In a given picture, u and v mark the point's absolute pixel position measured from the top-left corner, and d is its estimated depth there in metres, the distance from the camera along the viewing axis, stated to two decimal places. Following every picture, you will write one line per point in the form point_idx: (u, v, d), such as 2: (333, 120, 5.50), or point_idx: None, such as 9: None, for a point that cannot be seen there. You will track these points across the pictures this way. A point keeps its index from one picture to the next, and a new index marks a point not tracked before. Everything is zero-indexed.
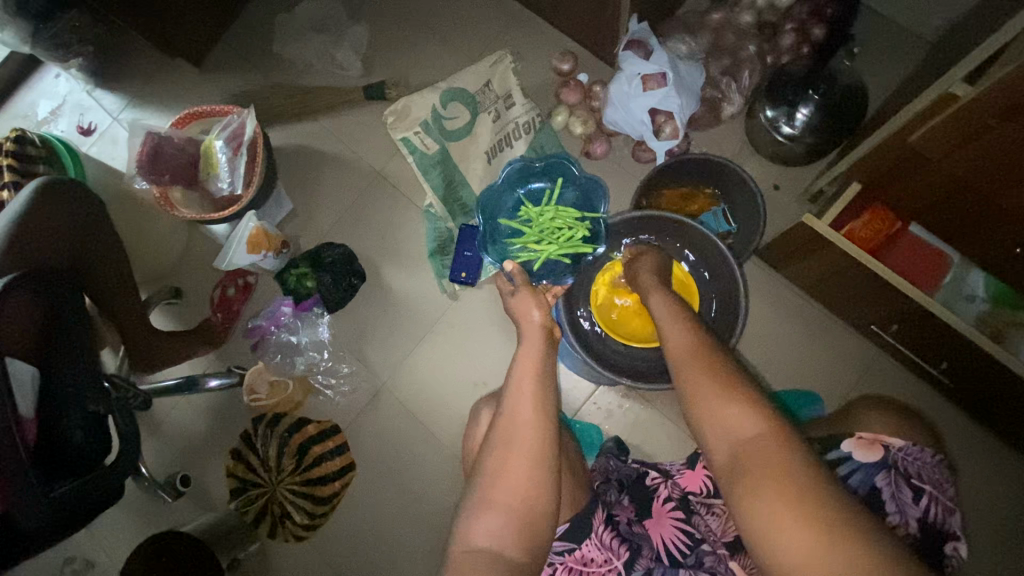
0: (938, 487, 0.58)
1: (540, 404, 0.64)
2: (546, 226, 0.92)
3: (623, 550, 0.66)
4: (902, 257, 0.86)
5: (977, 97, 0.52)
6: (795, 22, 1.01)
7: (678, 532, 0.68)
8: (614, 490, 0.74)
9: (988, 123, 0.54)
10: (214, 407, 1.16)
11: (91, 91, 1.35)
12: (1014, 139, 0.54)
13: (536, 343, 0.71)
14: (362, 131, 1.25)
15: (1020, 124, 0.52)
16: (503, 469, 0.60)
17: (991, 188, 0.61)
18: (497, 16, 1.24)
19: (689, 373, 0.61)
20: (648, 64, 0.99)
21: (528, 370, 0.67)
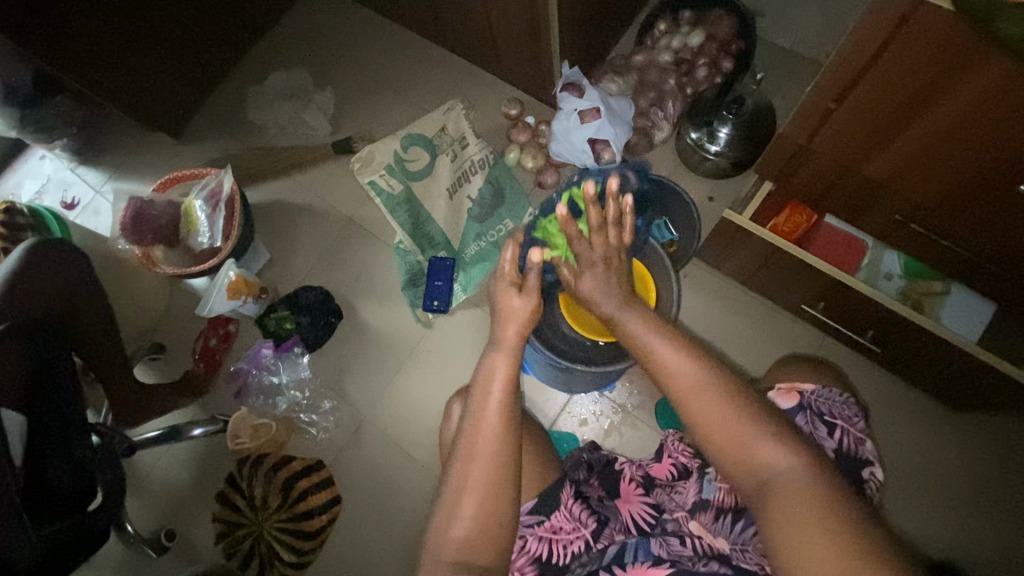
0: (847, 420, 0.66)
1: (505, 402, 0.66)
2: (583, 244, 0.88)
3: (591, 520, 0.72)
4: (824, 245, 0.97)
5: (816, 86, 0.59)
6: (706, 58, 1.17)
7: (644, 506, 0.74)
8: (583, 473, 0.79)
9: (830, 106, 0.60)
10: (198, 456, 1.18)
11: (75, 169, 1.44)
12: (854, 118, 0.60)
13: (509, 347, 0.70)
14: (333, 182, 1.35)
15: (855, 102, 0.58)
16: (472, 452, 0.64)
17: (853, 160, 0.66)
18: (450, 73, 1.38)
19: (715, 412, 0.58)
20: (583, 101, 1.12)
21: (496, 367, 0.69)
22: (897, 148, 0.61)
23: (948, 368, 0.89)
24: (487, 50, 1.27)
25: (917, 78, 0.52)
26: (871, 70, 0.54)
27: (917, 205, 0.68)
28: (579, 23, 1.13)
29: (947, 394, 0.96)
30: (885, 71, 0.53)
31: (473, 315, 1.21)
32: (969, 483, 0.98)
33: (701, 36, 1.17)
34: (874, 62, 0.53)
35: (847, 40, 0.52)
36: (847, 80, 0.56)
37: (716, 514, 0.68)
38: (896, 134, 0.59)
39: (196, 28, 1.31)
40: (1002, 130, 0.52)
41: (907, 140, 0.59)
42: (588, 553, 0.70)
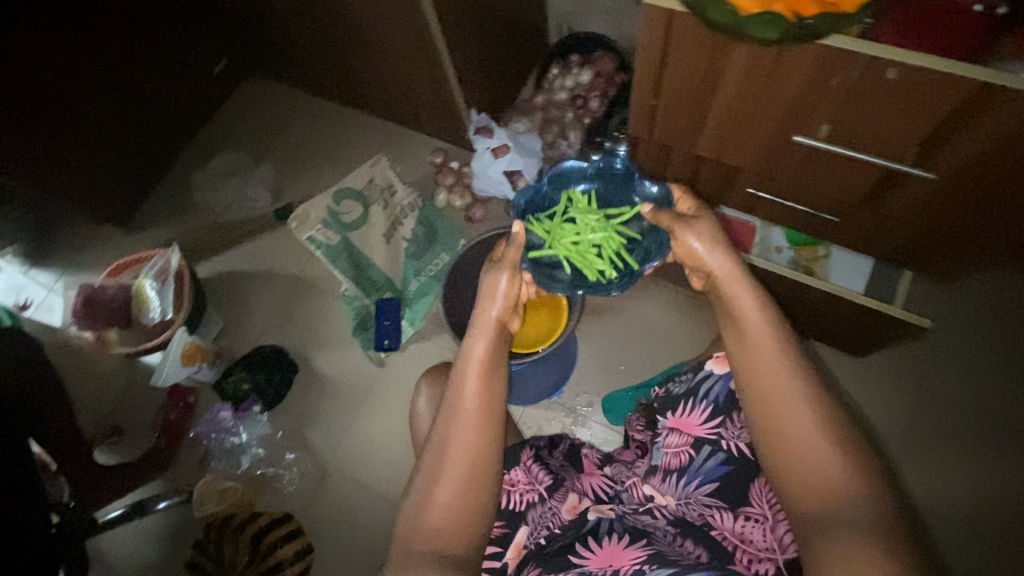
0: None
1: (481, 395, 0.70)
2: (580, 232, 0.90)
3: (546, 477, 0.79)
4: (720, 230, 1.07)
5: (637, 86, 0.73)
6: (597, 91, 1.34)
7: (603, 479, 0.80)
8: (549, 445, 0.84)
9: (652, 103, 0.75)
10: (166, 530, 1.17)
11: (27, 271, 1.49)
12: (674, 107, 0.73)
13: (487, 336, 0.74)
14: (279, 246, 1.44)
15: (668, 95, 0.72)
16: (450, 439, 0.68)
17: (685, 144, 0.79)
18: (378, 134, 1.52)
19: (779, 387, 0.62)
20: (493, 140, 1.26)
21: (473, 363, 0.72)
22: (712, 126, 0.74)
23: (845, 318, 0.99)
24: (406, 111, 1.42)
25: (698, 65, 0.66)
26: (666, 64, 0.68)
27: (762, 176, 0.80)
28: (481, 76, 1.29)
29: (853, 333, 1.10)
30: (675, 64, 0.67)
31: (423, 347, 1.28)
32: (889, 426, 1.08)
33: (589, 73, 1.35)
34: (665, 56, 0.67)
35: (642, 42, 0.67)
36: (652, 75, 0.70)
37: (665, 475, 0.74)
38: (705, 115, 0.73)
39: (139, 128, 1.43)
40: (770, 94, 0.66)
41: (714, 120, 0.73)
42: (542, 505, 0.76)
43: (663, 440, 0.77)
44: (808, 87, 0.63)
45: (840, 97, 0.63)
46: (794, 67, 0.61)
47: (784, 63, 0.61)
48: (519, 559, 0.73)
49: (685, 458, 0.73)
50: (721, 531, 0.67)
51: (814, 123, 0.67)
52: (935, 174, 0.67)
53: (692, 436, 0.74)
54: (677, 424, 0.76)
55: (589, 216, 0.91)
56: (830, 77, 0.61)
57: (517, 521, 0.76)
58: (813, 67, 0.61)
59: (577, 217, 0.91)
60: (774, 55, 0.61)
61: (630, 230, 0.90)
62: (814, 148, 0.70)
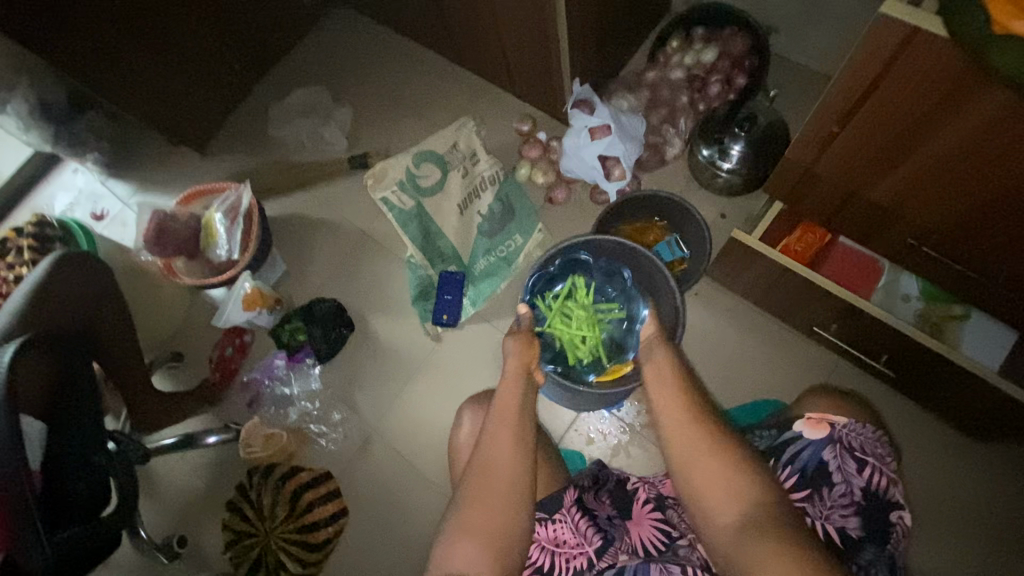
0: (880, 459, 0.68)
1: (516, 439, 0.67)
2: (576, 321, 0.88)
3: (596, 538, 0.72)
4: (838, 267, 0.95)
5: (819, 111, 0.59)
6: (719, 75, 1.17)
7: (656, 531, 0.72)
8: (594, 488, 0.77)
9: (832, 131, 0.61)
10: (211, 464, 1.20)
11: (105, 181, 1.50)
12: (860, 140, 0.60)
13: (516, 382, 0.70)
14: (347, 196, 1.38)
15: (858, 126, 0.58)
16: (481, 495, 0.64)
17: (856, 182, 0.66)
18: (465, 89, 1.41)
19: (710, 471, 0.61)
20: (593, 118, 1.13)
21: (506, 405, 0.69)
22: (904, 170, 0.60)
23: (973, 399, 0.85)
24: (499, 68, 1.30)
25: (916, 105, 0.52)
26: (873, 92, 0.54)
27: (940, 233, 0.65)
28: (590, 41, 1.14)
29: (958, 416, 0.93)
30: (884, 97, 0.54)
31: (482, 329, 1.22)
32: (988, 519, 0.95)
33: (714, 53, 1.17)
34: (877, 83, 0.53)
35: (850, 63, 0.53)
36: (843, 107, 0.57)
37: None
38: (899, 156, 0.59)
39: (223, 50, 1.37)
40: (1008, 156, 0.51)
41: (912, 164, 0.59)
42: (591, 570, 0.71)
43: None
44: None
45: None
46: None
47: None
48: None
49: None
50: None
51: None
52: None
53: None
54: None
55: (583, 300, 0.90)
56: None
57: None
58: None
59: (576, 308, 0.89)
60: None
61: (613, 329, 0.90)
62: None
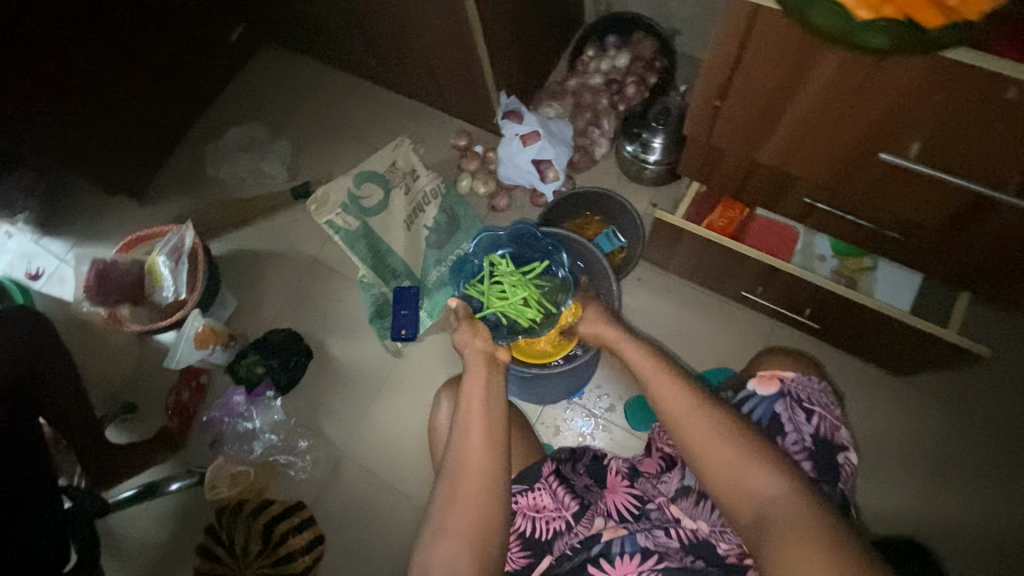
0: (825, 407, 0.72)
1: (485, 426, 0.69)
2: (507, 291, 0.91)
3: (574, 503, 0.76)
4: (759, 236, 1.02)
5: (702, 86, 0.67)
6: (634, 77, 1.26)
7: (629, 496, 0.76)
8: (571, 460, 0.82)
9: (716, 104, 0.68)
10: (176, 512, 1.16)
11: (38, 239, 1.46)
12: (739, 110, 0.67)
13: (479, 372, 0.74)
14: (295, 225, 1.40)
15: (735, 96, 0.66)
16: (463, 468, 0.67)
17: (746, 149, 0.73)
18: (400, 113, 1.46)
19: (695, 425, 0.64)
20: (523, 126, 1.20)
21: (472, 395, 0.72)
22: (780, 132, 0.67)
23: (889, 338, 0.94)
24: (430, 90, 1.36)
25: (773, 75, 0.60)
26: (740, 63, 0.61)
27: (825, 187, 0.73)
28: (511, 56, 1.22)
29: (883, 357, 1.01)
30: (747, 70, 0.62)
31: (442, 339, 1.25)
32: (925, 451, 1.03)
33: (627, 56, 1.27)
34: (741, 55, 0.60)
35: (716, 41, 0.61)
36: (721, 80, 0.65)
37: (697, 498, 0.71)
38: (774, 121, 0.66)
39: (151, 97, 1.37)
40: (856, 109, 0.59)
41: (786, 126, 0.66)
42: (568, 532, 0.74)
43: None
44: (909, 104, 0.56)
45: (945, 113, 0.55)
46: (879, 85, 0.55)
47: (877, 75, 0.54)
48: None
49: None
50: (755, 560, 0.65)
51: (903, 142, 0.60)
52: None
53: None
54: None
55: (507, 267, 0.93)
56: (933, 92, 0.53)
57: (542, 550, 0.74)
58: (918, 82, 0.53)
59: (504, 278, 0.92)
60: (869, 68, 0.54)
61: (548, 279, 0.95)
62: (900, 167, 0.63)
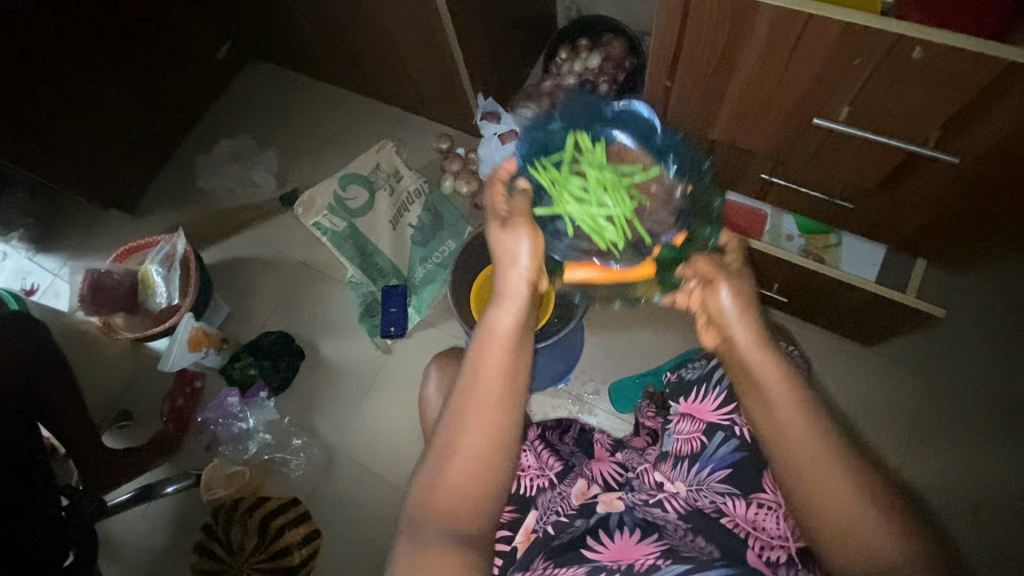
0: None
1: (509, 365, 0.61)
2: (589, 190, 0.69)
3: (557, 463, 0.79)
4: (733, 216, 1.01)
5: (653, 68, 0.74)
6: (606, 76, 1.32)
7: (614, 465, 0.79)
8: (558, 431, 0.86)
9: (667, 84, 0.75)
10: (173, 515, 1.18)
11: (33, 256, 1.49)
12: (687, 88, 0.74)
13: (516, 303, 0.64)
14: (284, 232, 1.43)
15: (682, 74, 0.73)
16: (467, 417, 0.60)
17: (700, 125, 0.80)
18: (384, 119, 1.51)
19: (813, 456, 0.55)
20: (501, 125, 1.25)
21: (497, 335, 0.63)
22: (727, 106, 0.74)
23: (855, 309, 0.98)
24: (411, 96, 1.41)
25: (710, 48, 0.67)
26: (681, 43, 0.68)
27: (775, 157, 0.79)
28: (487, 59, 1.27)
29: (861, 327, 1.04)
30: (689, 48, 0.68)
31: (431, 334, 1.28)
32: (894, 421, 1.07)
33: (599, 57, 1.33)
34: (680, 34, 0.67)
35: (656, 25, 0.68)
36: (668, 59, 0.72)
37: (675, 462, 0.74)
38: (721, 95, 0.73)
39: (140, 112, 1.41)
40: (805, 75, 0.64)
41: (731, 99, 0.73)
42: (551, 490, 0.76)
43: (675, 427, 0.77)
44: (836, 64, 0.61)
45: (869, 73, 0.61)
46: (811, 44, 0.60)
47: (809, 34, 0.60)
48: (528, 543, 0.70)
49: (697, 445, 0.73)
50: (733, 519, 0.65)
51: (833, 106, 0.66)
52: (961, 156, 0.65)
53: (703, 423, 0.74)
54: (689, 410, 0.76)
55: (597, 155, 0.71)
56: (856, 56, 0.60)
57: (527, 505, 0.75)
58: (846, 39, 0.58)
59: (590, 170, 0.70)
60: (796, 30, 0.60)
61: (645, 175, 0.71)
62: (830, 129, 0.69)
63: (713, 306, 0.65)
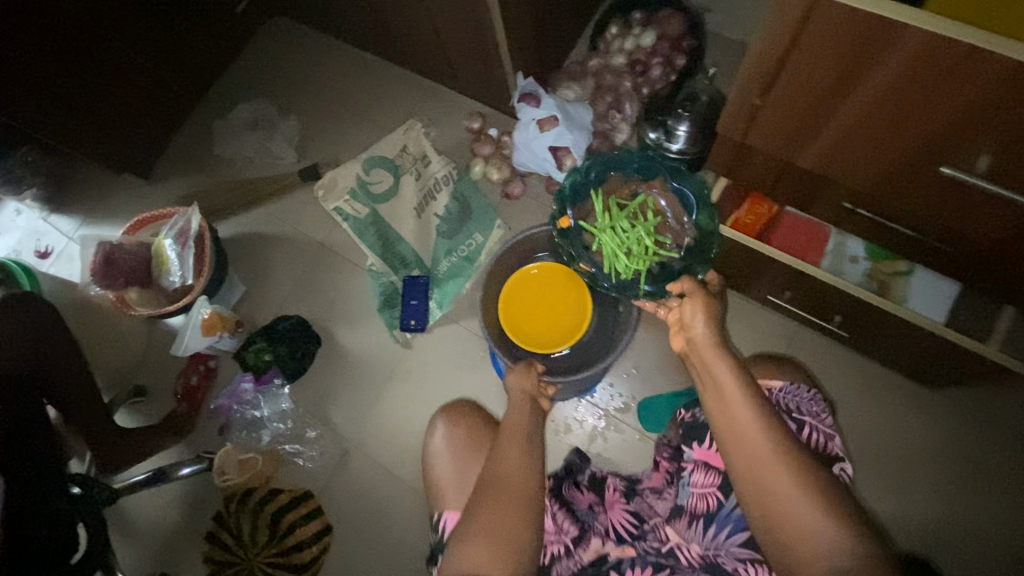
0: (818, 418, 0.74)
1: (522, 448, 0.71)
2: (628, 233, 0.90)
3: (571, 526, 0.74)
4: (788, 234, 0.95)
5: (739, 87, 0.63)
6: (660, 57, 1.19)
7: (626, 516, 0.74)
8: (568, 479, 0.80)
9: (755, 103, 0.64)
10: (186, 497, 1.17)
11: (47, 217, 1.45)
12: (778, 110, 0.63)
13: (522, 408, 0.77)
14: (302, 209, 1.36)
15: (776, 95, 0.62)
16: (493, 477, 0.67)
17: (783, 148, 0.69)
18: (413, 91, 1.40)
19: (757, 443, 0.61)
20: (540, 110, 1.14)
21: (514, 425, 0.74)
22: (823, 132, 0.63)
23: (920, 351, 0.91)
24: (444, 68, 1.30)
25: (822, 77, 0.56)
26: (783, 64, 0.57)
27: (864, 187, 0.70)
28: (529, 33, 1.14)
29: (901, 363, 0.99)
30: (794, 71, 0.57)
31: (453, 330, 1.21)
32: (940, 462, 1.01)
33: (653, 35, 1.20)
34: (784, 56, 0.56)
35: (757, 45, 0.57)
36: (765, 80, 0.60)
37: (691, 520, 0.68)
38: (818, 122, 0.62)
39: (153, 70, 1.31)
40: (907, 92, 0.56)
41: (831, 126, 0.62)
42: (567, 558, 0.72)
43: (689, 477, 0.71)
44: (971, 111, 0.52)
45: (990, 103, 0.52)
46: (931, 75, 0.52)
47: (958, 73, 0.49)
48: None
49: (712, 503, 0.68)
50: None
51: (968, 151, 0.56)
52: None
53: (720, 476, 0.68)
54: (703, 458, 0.71)
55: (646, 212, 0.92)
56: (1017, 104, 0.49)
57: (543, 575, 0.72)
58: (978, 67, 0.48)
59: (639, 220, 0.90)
60: (933, 67, 0.49)
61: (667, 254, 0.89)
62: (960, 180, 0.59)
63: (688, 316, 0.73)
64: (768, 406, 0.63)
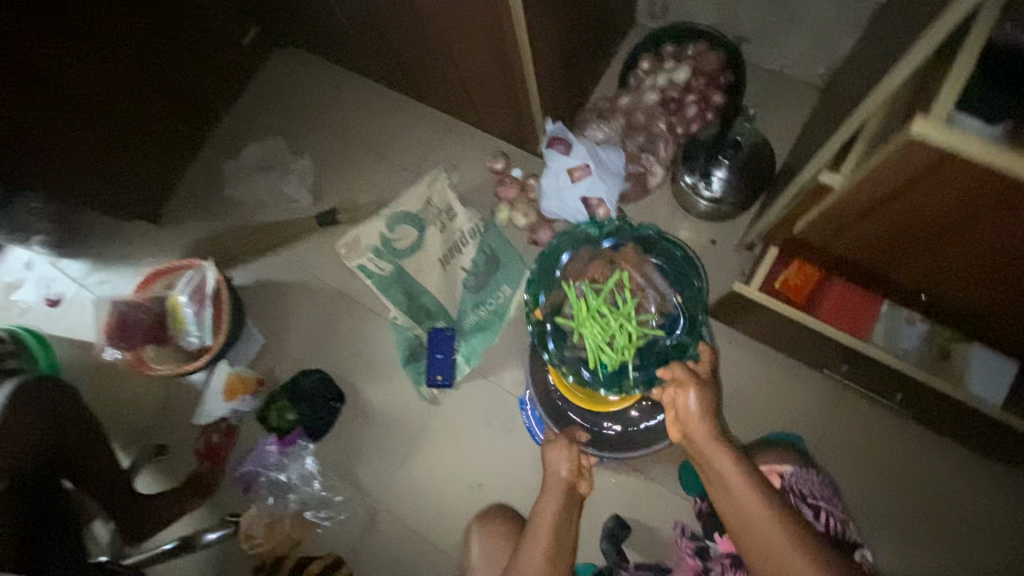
0: (828, 501, 0.80)
1: (550, 548, 0.72)
2: (607, 322, 0.87)
3: None
4: (834, 304, 0.89)
5: (853, 181, 0.62)
6: (696, 95, 1.12)
7: None
8: None
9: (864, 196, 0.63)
10: (213, 564, 1.14)
11: (56, 262, 1.41)
12: (891, 206, 0.63)
13: (554, 493, 0.76)
14: (319, 255, 1.31)
15: (894, 197, 0.61)
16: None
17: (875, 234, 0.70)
18: (432, 126, 1.34)
19: (772, 537, 0.62)
20: (571, 159, 1.07)
21: (545, 519, 0.74)
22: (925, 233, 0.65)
23: (979, 425, 0.89)
24: (464, 105, 1.23)
25: (953, 196, 0.56)
26: (917, 178, 0.57)
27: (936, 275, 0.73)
28: (557, 73, 1.07)
29: (959, 427, 0.95)
30: (926, 186, 0.57)
31: (482, 386, 1.17)
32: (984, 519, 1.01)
33: (687, 70, 1.12)
34: (923, 173, 0.55)
35: (892, 155, 0.55)
36: (895, 183, 0.59)
37: None
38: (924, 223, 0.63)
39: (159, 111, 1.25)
40: (956, 224, 0.61)
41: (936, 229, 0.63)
42: None
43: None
44: None
45: (993, 216, 0.56)
46: (937, 185, 0.56)
47: None
48: None
49: None
50: None
51: None
52: None
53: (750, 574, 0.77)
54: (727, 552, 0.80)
55: (623, 297, 0.90)
56: None
57: None
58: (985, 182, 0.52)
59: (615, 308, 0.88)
60: None
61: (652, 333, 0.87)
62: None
63: (681, 402, 0.71)
64: (774, 495, 0.65)
